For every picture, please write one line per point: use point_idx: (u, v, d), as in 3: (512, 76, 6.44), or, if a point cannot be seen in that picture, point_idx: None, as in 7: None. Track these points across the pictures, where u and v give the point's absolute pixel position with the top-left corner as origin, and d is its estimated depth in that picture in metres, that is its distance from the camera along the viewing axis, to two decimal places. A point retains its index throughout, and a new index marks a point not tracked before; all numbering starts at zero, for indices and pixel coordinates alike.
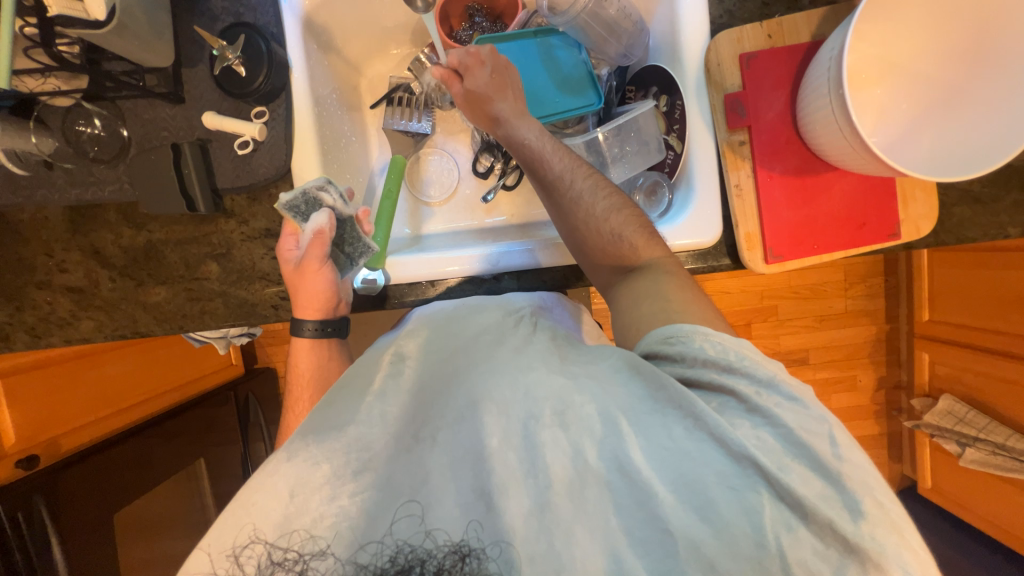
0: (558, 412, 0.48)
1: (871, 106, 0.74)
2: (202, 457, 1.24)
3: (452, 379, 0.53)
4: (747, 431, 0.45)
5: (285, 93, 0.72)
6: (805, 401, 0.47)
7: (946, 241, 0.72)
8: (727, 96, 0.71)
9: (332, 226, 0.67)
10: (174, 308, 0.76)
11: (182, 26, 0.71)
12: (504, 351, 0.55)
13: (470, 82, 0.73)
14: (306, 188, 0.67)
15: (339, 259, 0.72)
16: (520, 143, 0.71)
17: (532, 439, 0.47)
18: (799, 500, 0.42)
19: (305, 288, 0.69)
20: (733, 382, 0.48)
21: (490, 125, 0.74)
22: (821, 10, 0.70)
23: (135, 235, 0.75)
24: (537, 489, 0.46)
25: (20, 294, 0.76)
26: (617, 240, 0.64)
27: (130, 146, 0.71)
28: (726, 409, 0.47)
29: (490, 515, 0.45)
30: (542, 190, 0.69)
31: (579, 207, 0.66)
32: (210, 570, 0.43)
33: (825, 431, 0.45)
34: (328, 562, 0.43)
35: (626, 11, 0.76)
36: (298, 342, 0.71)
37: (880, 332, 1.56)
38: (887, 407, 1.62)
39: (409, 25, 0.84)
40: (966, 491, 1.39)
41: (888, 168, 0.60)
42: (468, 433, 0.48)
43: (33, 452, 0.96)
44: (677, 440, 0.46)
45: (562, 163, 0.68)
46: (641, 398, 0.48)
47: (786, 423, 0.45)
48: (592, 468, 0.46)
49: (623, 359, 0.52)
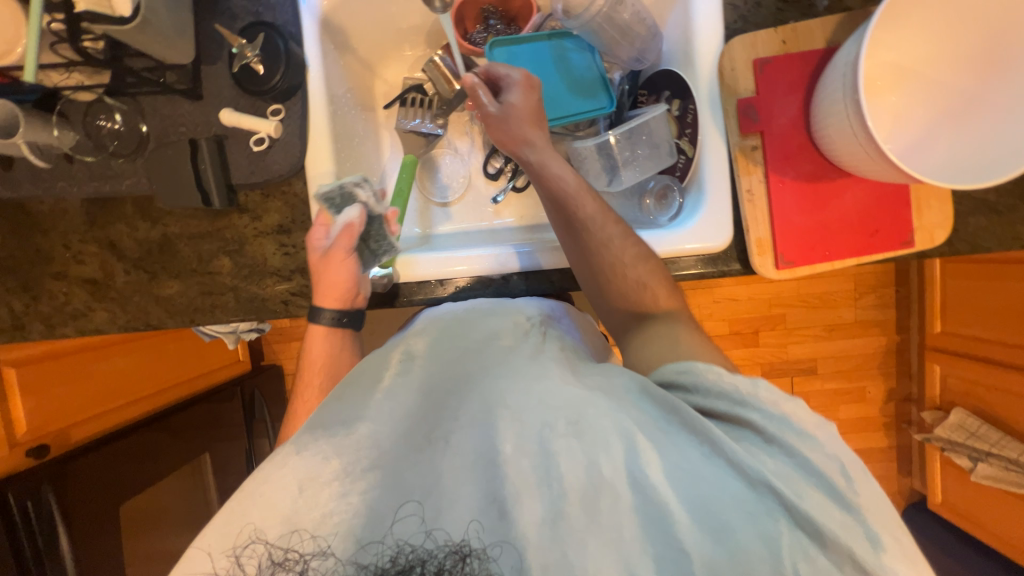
0: (573, 422, 0.47)
1: (886, 113, 0.73)
2: (207, 451, 1.25)
3: (464, 383, 0.54)
4: (766, 462, 0.44)
5: (302, 91, 0.73)
6: (823, 432, 0.46)
7: (960, 250, 0.71)
8: (740, 101, 0.71)
9: (362, 221, 0.69)
10: (186, 301, 0.77)
11: (203, 25, 0.72)
12: (518, 358, 0.56)
13: (511, 99, 0.71)
14: (344, 183, 0.70)
15: (363, 254, 0.71)
16: (548, 176, 0.68)
17: (547, 448, 0.47)
18: (817, 528, 0.42)
19: (327, 277, 0.69)
20: (749, 412, 0.47)
21: (522, 146, 0.70)
22: (836, 17, 0.70)
23: (150, 229, 0.76)
24: (550, 497, 0.45)
25: (37, 285, 0.77)
26: (641, 287, 0.65)
27: (149, 140, 0.72)
28: (741, 439, 0.46)
29: (502, 522, 0.44)
30: (566, 226, 0.67)
31: (607, 251, 0.66)
32: (210, 568, 0.43)
33: (845, 463, 0.44)
34: (329, 562, 0.43)
35: (639, 16, 0.76)
36: (314, 328, 0.71)
37: (890, 343, 1.54)
38: (897, 420, 1.59)
39: (424, 26, 0.85)
40: (978, 508, 1.36)
41: (903, 174, 0.60)
42: (480, 438, 0.48)
43: (44, 441, 0.98)
44: (692, 461, 0.46)
45: (591, 204, 0.67)
46: (655, 418, 0.48)
47: (805, 453, 0.44)
48: (607, 481, 0.45)
49: (634, 378, 0.52)
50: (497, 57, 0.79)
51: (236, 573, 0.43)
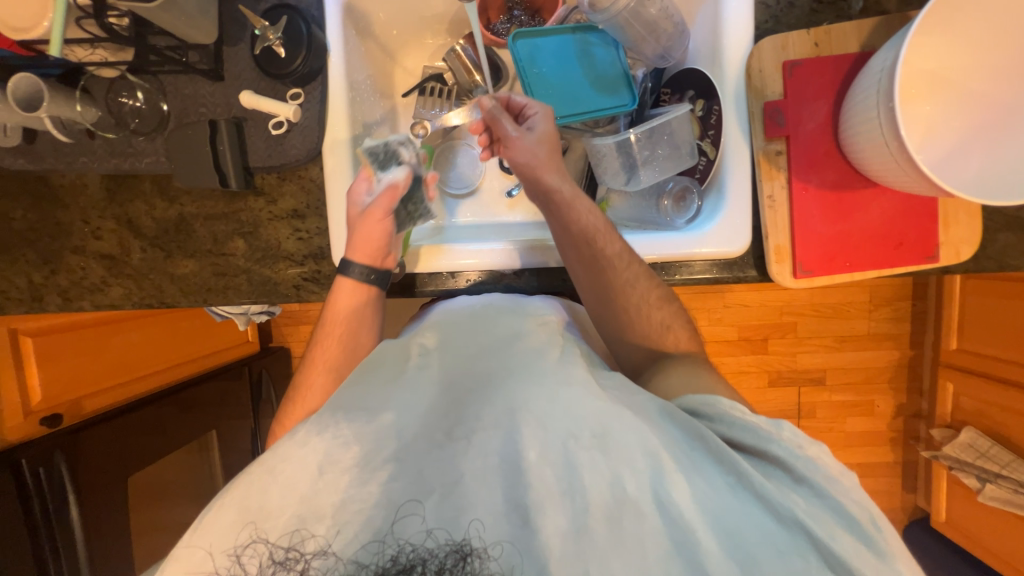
0: (598, 435, 0.49)
1: (918, 122, 0.70)
2: (214, 428, 1.27)
3: (487, 383, 0.56)
4: (798, 502, 0.46)
5: (322, 76, 0.73)
6: (851, 476, 0.48)
7: (986, 266, 0.70)
8: (767, 104, 0.69)
9: (406, 183, 0.69)
10: (199, 281, 0.78)
11: (226, 5, 0.72)
12: (543, 364, 0.57)
13: (543, 125, 0.70)
14: (390, 141, 0.70)
15: (401, 216, 0.70)
16: (570, 214, 0.67)
17: (571, 459, 0.48)
18: (848, 569, 0.43)
19: (363, 232, 0.67)
20: (776, 449, 0.48)
21: (555, 172, 0.69)
22: (872, 20, 0.68)
23: (167, 208, 0.77)
24: (574, 512, 0.46)
25: (56, 258, 0.78)
26: (664, 329, 0.70)
27: (169, 120, 0.72)
28: (772, 476, 0.48)
29: (525, 530, 0.46)
30: (586, 265, 0.68)
31: (629, 292, 0.68)
32: (210, 567, 0.44)
33: (876, 514, 0.46)
34: (329, 560, 0.44)
35: (667, 12, 0.74)
36: (342, 282, 0.70)
37: (903, 358, 1.52)
38: (905, 436, 1.57)
39: (446, 14, 0.83)
40: (984, 529, 1.34)
41: (934, 186, 0.58)
42: (504, 442, 0.50)
43: (58, 411, 1.00)
44: (718, 489, 0.47)
45: (612, 245, 0.67)
46: (685, 442, 0.49)
47: (837, 495, 0.46)
48: (632, 499, 0.46)
49: (653, 399, 0.53)
50: (520, 49, 0.77)
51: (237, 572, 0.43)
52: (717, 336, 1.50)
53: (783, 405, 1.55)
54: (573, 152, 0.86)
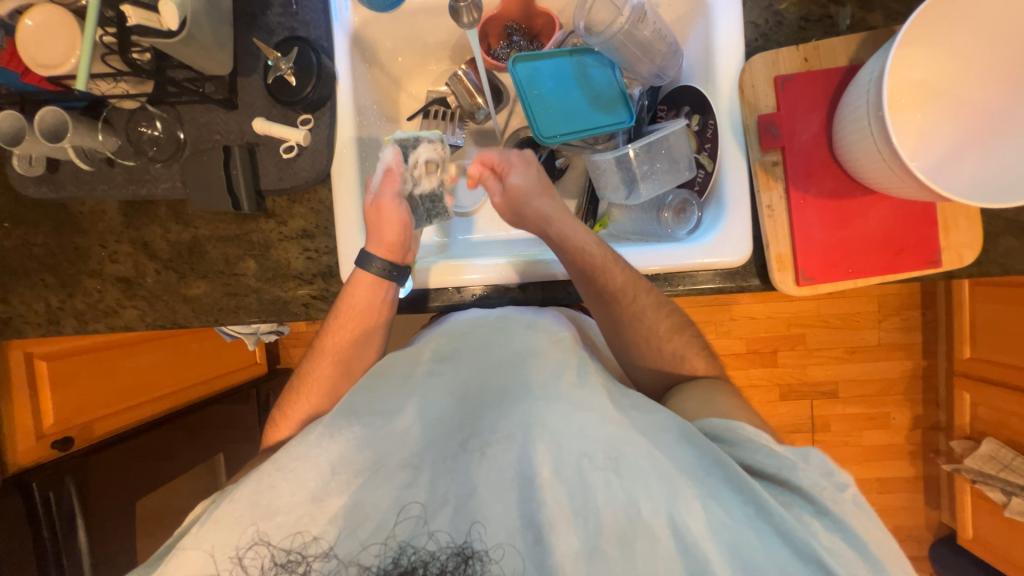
0: (611, 457, 0.51)
1: (910, 130, 0.72)
2: (222, 452, 1.29)
3: (503, 397, 0.58)
4: (820, 533, 0.48)
5: (330, 103, 0.76)
6: (869, 511, 0.51)
7: (989, 270, 0.70)
8: (761, 117, 0.71)
9: (398, 166, 0.74)
10: (211, 301, 0.80)
11: (241, 39, 0.76)
12: (559, 381, 0.58)
13: (513, 182, 0.73)
14: (420, 136, 0.75)
15: (417, 210, 0.77)
16: (574, 248, 0.70)
17: (584, 479, 0.51)
18: None
19: (379, 225, 0.71)
20: (798, 480, 0.51)
21: (539, 223, 0.73)
22: (859, 36, 0.71)
23: (182, 231, 0.79)
24: (586, 534, 0.49)
25: (73, 281, 0.81)
26: (670, 363, 0.73)
27: (186, 147, 0.76)
28: (793, 504, 0.50)
29: (538, 547, 0.48)
30: (599, 298, 0.70)
31: (634, 325, 0.71)
32: (213, 569, 0.47)
33: (894, 557, 0.48)
34: (331, 563, 0.47)
35: (661, 33, 0.77)
36: (360, 275, 0.71)
37: (916, 368, 1.49)
38: (924, 449, 1.52)
39: (449, 42, 0.87)
40: (1011, 545, 1.29)
41: (929, 191, 0.59)
42: (519, 457, 0.52)
43: (69, 434, 1.01)
44: (736, 517, 0.48)
45: (623, 274, 0.68)
46: (700, 464, 0.51)
47: (858, 532, 0.48)
48: (646, 522, 0.48)
49: (673, 420, 0.56)
50: (520, 72, 0.79)
51: (241, 573, 0.47)
52: (724, 349, 1.49)
53: (795, 417, 1.52)
54: (572, 170, 0.92)
